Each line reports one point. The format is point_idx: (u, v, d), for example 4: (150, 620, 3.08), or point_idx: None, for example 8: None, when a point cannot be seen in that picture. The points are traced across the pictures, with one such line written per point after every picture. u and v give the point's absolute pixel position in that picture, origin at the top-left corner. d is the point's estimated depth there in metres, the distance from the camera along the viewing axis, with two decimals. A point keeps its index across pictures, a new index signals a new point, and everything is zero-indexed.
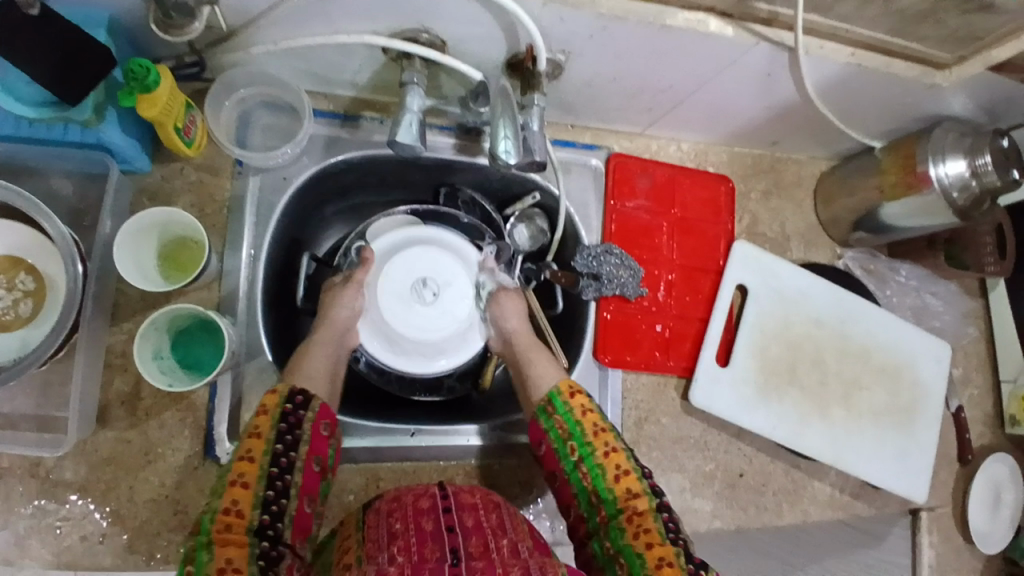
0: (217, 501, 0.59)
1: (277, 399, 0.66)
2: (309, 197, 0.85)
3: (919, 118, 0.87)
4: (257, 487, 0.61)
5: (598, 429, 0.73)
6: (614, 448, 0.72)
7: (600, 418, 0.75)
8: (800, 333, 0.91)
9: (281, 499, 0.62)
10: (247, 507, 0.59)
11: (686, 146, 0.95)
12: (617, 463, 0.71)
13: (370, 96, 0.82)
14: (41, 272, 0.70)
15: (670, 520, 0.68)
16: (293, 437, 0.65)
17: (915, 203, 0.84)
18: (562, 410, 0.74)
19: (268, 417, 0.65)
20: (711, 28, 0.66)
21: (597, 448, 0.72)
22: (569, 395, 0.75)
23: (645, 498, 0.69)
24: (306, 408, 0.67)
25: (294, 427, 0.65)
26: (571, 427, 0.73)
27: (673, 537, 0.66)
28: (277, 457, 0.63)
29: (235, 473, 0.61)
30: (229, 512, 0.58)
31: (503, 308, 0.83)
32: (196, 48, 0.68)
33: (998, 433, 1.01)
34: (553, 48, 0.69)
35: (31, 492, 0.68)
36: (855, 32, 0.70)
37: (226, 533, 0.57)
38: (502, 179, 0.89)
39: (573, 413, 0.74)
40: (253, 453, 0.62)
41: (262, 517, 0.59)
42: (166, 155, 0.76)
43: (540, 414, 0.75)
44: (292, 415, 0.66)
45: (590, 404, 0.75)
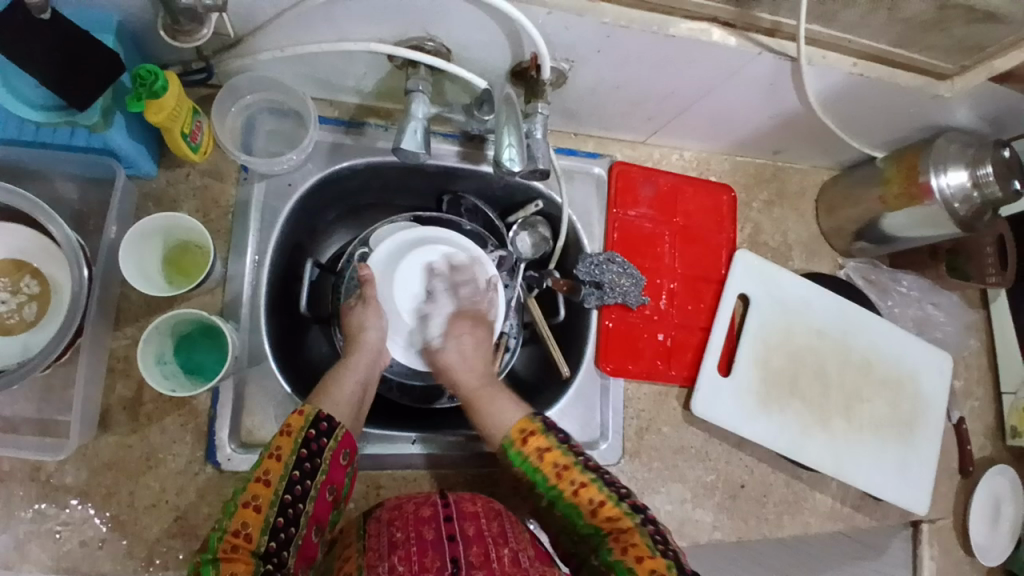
0: (227, 521, 0.59)
1: (303, 421, 0.64)
2: (313, 203, 0.85)
3: (921, 129, 0.87)
4: (268, 512, 0.60)
5: (560, 470, 0.66)
6: (582, 483, 0.65)
7: (561, 451, 0.66)
8: (802, 344, 0.91)
9: (291, 526, 0.61)
10: (256, 531, 0.59)
11: (688, 154, 0.96)
12: (590, 497, 0.65)
13: (374, 104, 0.83)
14: (45, 276, 0.70)
15: (657, 531, 0.63)
16: (311, 465, 0.63)
17: (917, 213, 0.84)
18: (517, 461, 0.67)
19: (290, 440, 0.63)
20: (715, 37, 0.66)
21: (564, 489, 0.65)
22: (522, 441, 0.67)
23: (628, 517, 0.64)
24: (330, 436, 0.65)
25: (315, 454, 0.64)
26: (531, 475, 0.66)
27: (665, 550, 0.61)
28: (293, 484, 0.62)
29: (250, 495, 0.60)
30: (238, 534, 0.58)
31: (447, 359, 0.76)
32: (204, 54, 0.69)
33: (999, 446, 1.01)
34: (558, 55, 0.70)
35: (31, 496, 0.68)
36: (857, 42, 0.71)
37: (232, 554, 0.57)
38: (505, 188, 0.90)
39: (530, 462, 0.66)
40: (270, 476, 0.61)
41: (269, 543, 0.59)
42: (171, 161, 0.76)
43: (504, 464, 0.69)
44: (315, 442, 0.64)
45: (546, 441, 0.67)
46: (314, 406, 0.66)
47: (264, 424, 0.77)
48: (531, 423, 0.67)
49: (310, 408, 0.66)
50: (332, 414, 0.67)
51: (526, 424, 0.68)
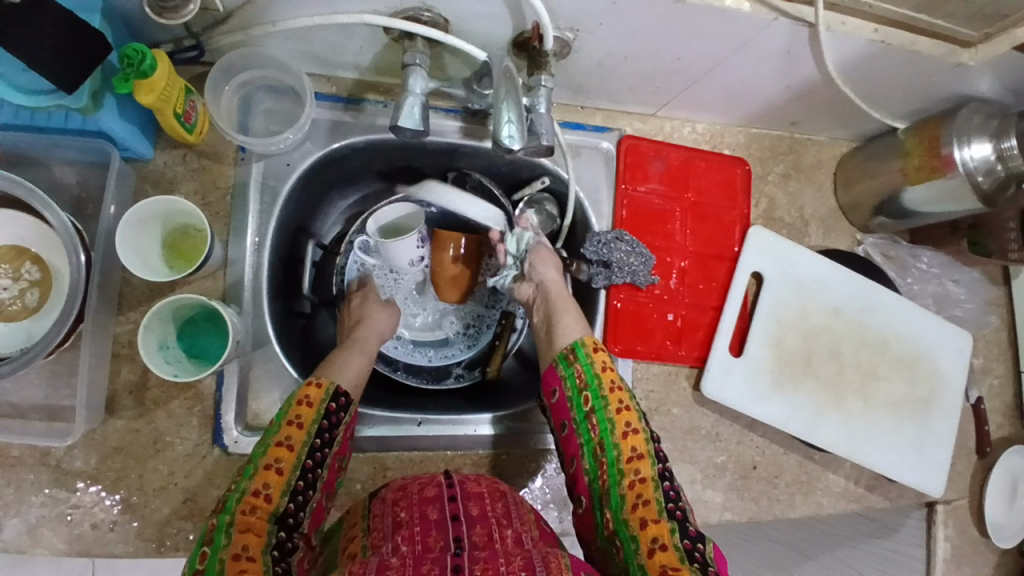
0: (247, 481, 0.59)
1: (322, 394, 0.65)
2: (314, 183, 0.83)
3: (943, 98, 0.83)
4: (290, 476, 0.61)
5: (614, 386, 0.71)
6: (626, 408, 0.70)
7: (616, 376, 0.72)
8: (817, 323, 0.89)
9: (309, 491, 0.62)
10: (275, 493, 0.59)
11: (701, 126, 0.92)
12: (629, 421, 0.69)
13: (373, 78, 0.80)
14: (46, 263, 0.69)
15: (670, 488, 0.66)
16: (330, 436, 0.65)
17: (938, 187, 0.80)
18: (583, 361, 0.72)
19: (311, 410, 0.64)
20: (726, 2, 0.63)
21: (611, 404, 0.70)
22: (593, 347, 0.73)
23: (649, 463, 0.67)
24: (347, 411, 0.67)
25: (334, 427, 0.65)
26: (589, 379, 0.71)
27: (671, 509, 0.64)
28: (314, 450, 0.63)
29: (271, 458, 0.61)
30: (258, 495, 0.58)
31: (543, 256, 0.80)
32: (194, 31, 0.67)
33: (1020, 425, 0.99)
34: (561, 25, 0.67)
35: (42, 481, 0.69)
36: (878, 7, 0.67)
37: (252, 515, 0.57)
38: (510, 163, 0.87)
39: (594, 366, 0.72)
40: (292, 441, 0.62)
41: (287, 505, 0.60)
42: (169, 142, 0.75)
43: (561, 360, 0.73)
44: (334, 414, 0.65)
45: (608, 360, 0.73)
46: (332, 380, 0.67)
47: (270, 407, 0.77)
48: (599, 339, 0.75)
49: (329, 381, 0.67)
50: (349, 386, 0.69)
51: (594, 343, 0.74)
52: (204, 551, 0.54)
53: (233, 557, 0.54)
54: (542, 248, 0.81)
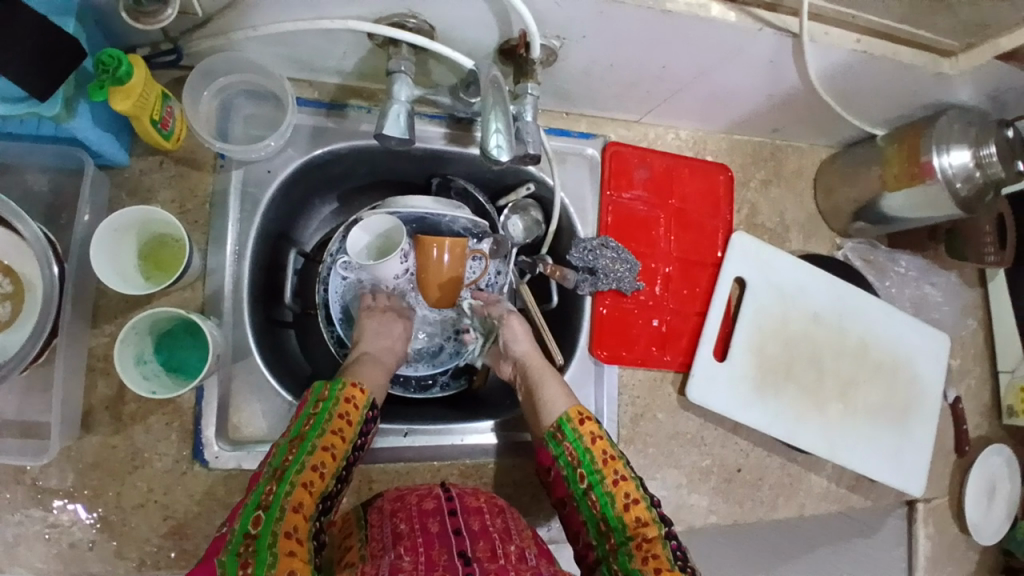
0: (307, 456, 0.62)
1: (368, 396, 0.68)
2: (296, 190, 0.81)
3: (922, 106, 0.84)
4: (339, 462, 0.64)
5: (607, 457, 0.70)
6: (623, 477, 0.69)
7: (608, 445, 0.71)
8: (800, 327, 0.90)
9: (344, 480, 0.65)
10: (327, 474, 0.63)
11: (684, 133, 0.93)
12: (627, 491, 0.68)
13: (356, 84, 0.79)
14: (17, 274, 0.67)
15: (678, 547, 0.65)
16: (368, 435, 0.68)
17: (916, 194, 0.82)
18: (571, 438, 0.71)
19: (360, 407, 0.68)
20: (714, 13, 0.63)
21: (607, 475, 0.69)
22: (579, 421, 0.71)
23: (654, 526, 0.66)
24: (381, 417, 0.70)
25: (371, 429, 0.69)
26: (581, 455, 0.70)
27: (682, 565, 0.64)
28: (357, 446, 0.67)
29: (326, 442, 0.64)
30: (315, 469, 0.62)
31: (513, 328, 0.80)
32: (172, 35, 0.65)
33: (994, 424, 1.01)
34: (548, 33, 0.66)
35: (17, 500, 0.66)
36: (862, 18, 0.67)
37: (308, 488, 0.61)
38: (496, 171, 0.86)
39: (583, 441, 0.70)
40: (344, 433, 0.65)
41: (332, 488, 0.63)
42: (146, 148, 0.72)
43: (549, 440, 0.72)
44: (374, 417, 0.69)
45: (598, 431, 0.71)
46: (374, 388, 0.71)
47: (252, 419, 0.75)
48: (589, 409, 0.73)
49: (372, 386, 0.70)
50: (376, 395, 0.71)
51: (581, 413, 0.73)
52: (258, 516, 0.57)
53: (284, 534, 0.57)
54: (511, 318, 0.80)
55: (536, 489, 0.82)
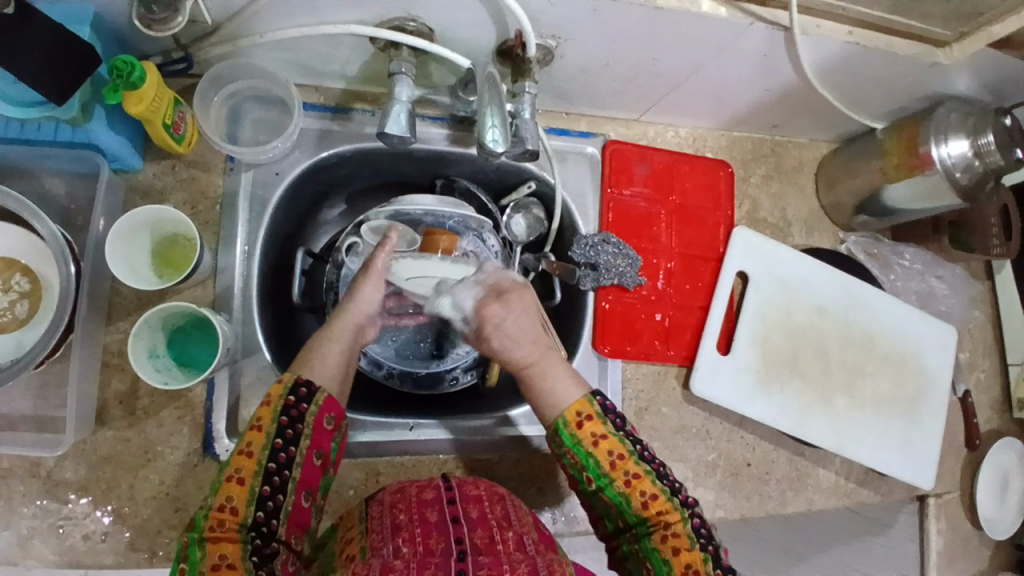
0: (211, 497, 0.57)
1: (282, 389, 0.61)
2: (302, 192, 0.84)
3: (919, 99, 0.85)
4: (253, 482, 0.58)
5: (615, 459, 0.64)
6: (636, 475, 0.64)
7: (615, 442, 0.64)
8: (803, 320, 0.90)
9: (280, 494, 0.58)
10: (242, 503, 0.57)
11: (684, 130, 0.94)
12: (642, 489, 0.63)
13: (360, 88, 0.82)
14: (36, 273, 0.70)
15: (702, 525, 0.64)
16: (294, 431, 0.60)
17: (918, 184, 0.82)
18: (571, 443, 0.65)
19: (270, 409, 0.60)
20: (704, 8, 0.64)
21: (617, 479, 0.64)
22: (578, 424, 0.65)
23: (676, 512, 0.63)
24: (311, 402, 0.61)
25: (297, 421, 0.60)
26: (585, 461, 0.64)
27: (704, 543, 0.63)
28: (276, 452, 0.59)
29: (233, 468, 0.58)
30: (223, 508, 0.56)
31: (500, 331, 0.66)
32: (182, 43, 0.68)
33: (1005, 418, 1.00)
34: (543, 32, 0.68)
35: (34, 492, 0.69)
36: (852, 9, 0.68)
37: (220, 528, 0.55)
38: (497, 169, 0.88)
39: (585, 446, 0.64)
40: (253, 447, 0.59)
41: (257, 513, 0.57)
42: (158, 153, 0.75)
43: (552, 440, 0.66)
44: (295, 409, 0.60)
45: (601, 430, 0.64)
46: (291, 372, 0.63)
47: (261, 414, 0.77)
48: (589, 404, 0.65)
49: (290, 376, 0.62)
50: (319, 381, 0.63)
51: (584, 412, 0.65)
52: (183, 568, 0.55)
53: (211, 569, 0.54)
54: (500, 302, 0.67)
55: (541, 483, 0.83)
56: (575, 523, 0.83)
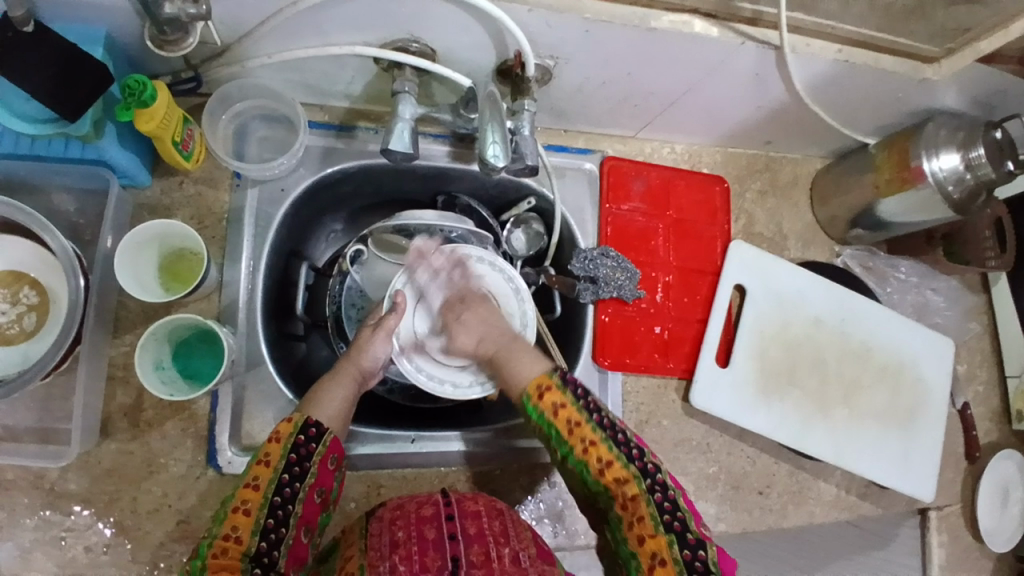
0: (217, 527, 0.57)
1: (292, 427, 0.62)
2: (307, 208, 0.86)
3: (909, 114, 0.87)
4: (259, 514, 0.58)
5: (573, 427, 0.64)
6: (593, 442, 0.63)
7: (575, 410, 0.64)
8: (800, 332, 0.91)
9: (281, 528, 0.59)
10: (246, 534, 0.57)
11: (679, 147, 0.96)
12: (599, 455, 0.63)
13: (363, 107, 0.84)
14: (43, 287, 0.71)
15: (665, 499, 0.62)
16: (301, 469, 0.61)
17: (910, 198, 0.83)
18: (533, 414, 0.65)
19: (279, 445, 0.61)
20: (697, 29, 0.66)
21: (575, 446, 0.64)
22: (539, 397, 0.65)
23: (635, 483, 0.62)
24: (319, 442, 0.63)
25: (304, 458, 0.62)
26: (546, 428, 0.65)
27: (668, 521, 0.61)
28: (282, 486, 0.60)
29: (239, 500, 0.58)
30: (228, 537, 0.56)
31: (467, 319, 0.75)
32: (192, 63, 0.70)
33: (1006, 430, 1.00)
34: (542, 53, 0.70)
35: (37, 504, 0.69)
36: (841, 28, 0.71)
37: (222, 559, 0.55)
38: (497, 184, 0.90)
39: (545, 417, 0.65)
40: (259, 481, 0.59)
41: (260, 543, 0.57)
42: (166, 169, 0.77)
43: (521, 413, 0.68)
44: (304, 447, 0.62)
45: (560, 399, 0.65)
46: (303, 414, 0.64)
47: (264, 428, 0.77)
48: (548, 378, 0.66)
49: (299, 415, 0.64)
50: (324, 420, 0.65)
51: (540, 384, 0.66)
52: None
53: None
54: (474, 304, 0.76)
55: (542, 495, 0.83)
56: (576, 536, 0.83)
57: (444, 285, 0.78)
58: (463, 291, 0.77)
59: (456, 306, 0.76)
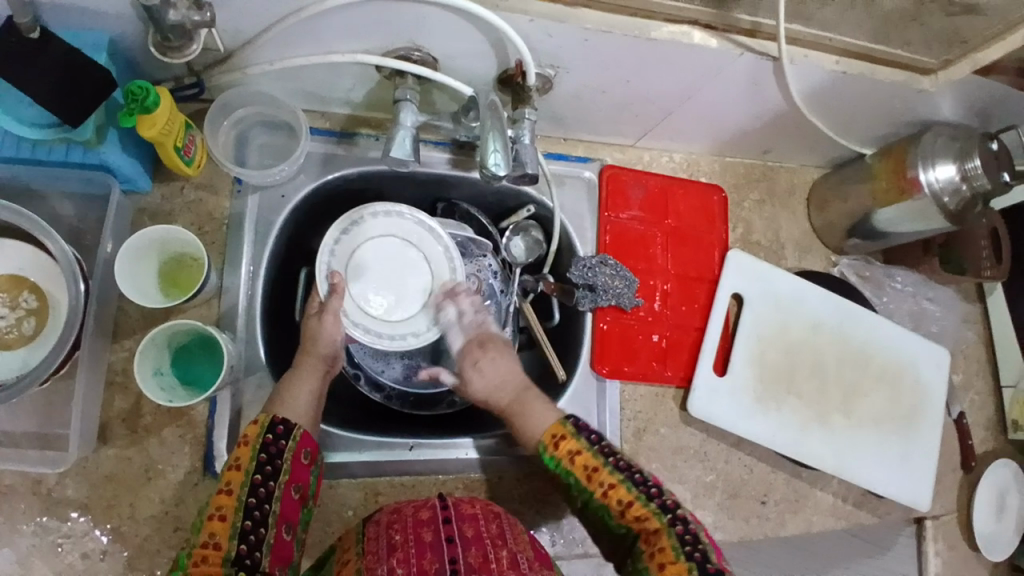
0: (195, 536, 0.57)
1: (259, 429, 0.63)
2: (307, 214, 0.86)
3: (905, 125, 0.88)
4: (235, 518, 0.58)
5: (591, 471, 0.65)
6: (611, 484, 0.64)
7: (590, 454, 0.66)
8: (798, 341, 0.91)
9: (260, 528, 0.59)
10: (224, 538, 0.57)
11: (678, 156, 0.97)
12: (618, 496, 0.64)
13: (364, 114, 0.84)
14: (43, 291, 0.71)
15: (686, 531, 0.62)
16: (274, 467, 0.61)
17: (906, 208, 0.84)
18: (552, 465, 0.67)
19: (249, 448, 0.61)
20: (696, 39, 0.67)
21: (595, 490, 0.65)
22: (555, 446, 0.67)
23: (656, 518, 0.63)
24: (289, 438, 0.64)
25: (276, 456, 0.62)
26: (566, 477, 0.67)
27: (690, 552, 0.61)
28: (256, 487, 0.60)
29: (213, 507, 0.58)
30: (207, 544, 0.56)
31: (488, 362, 0.76)
32: (194, 70, 0.71)
33: (1001, 439, 1.01)
34: (542, 62, 0.71)
35: (35, 510, 0.69)
36: (839, 40, 0.71)
37: (203, 565, 0.55)
38: (496, 192, 0.90)
39: (563, 466, 0.66)
40: (232, 486, 0.59)
41: (240, 546, 0.57)
42: (167, 175, 0.77)
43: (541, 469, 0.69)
44: (273, 446, 0.62)
45: (575, 445, 0.66)
46: (269, 413, 0.65)
47: None
48: (563, 426, 0.67)
49: (265, 416, 0.64)
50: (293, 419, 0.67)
51: (555, 432, 0.68)
52: None
53: None
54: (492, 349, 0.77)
55: (540, 503, 0.83)
56: (574, 545, 0.83)
57: (463, 330, 0.80)
58: (482, 334, 0.79)
59: (473, 352, 0.78)
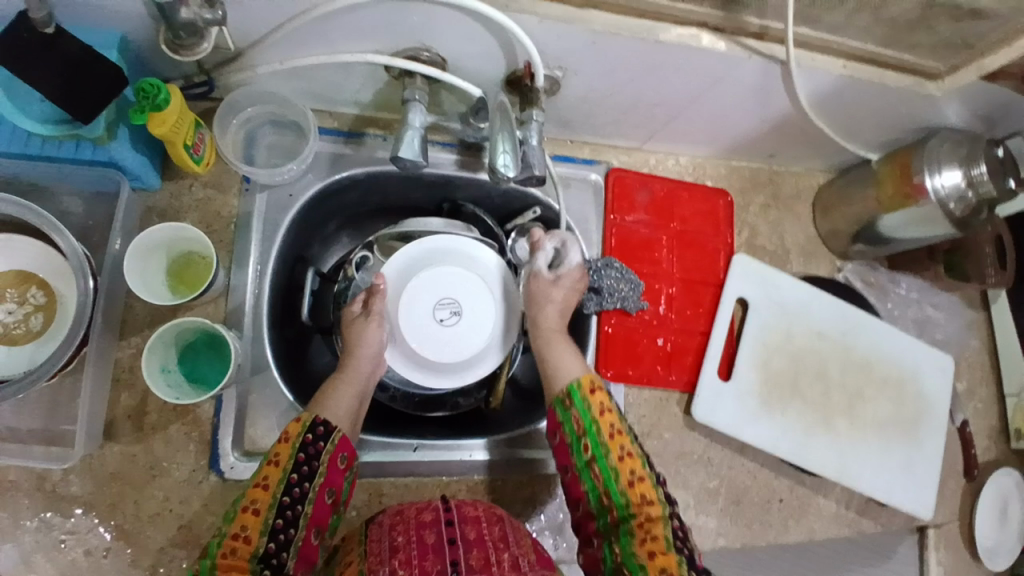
0: (226, 525, 0.57)
1: (300, 427, 0.62)
2: (313, 214, 0.86)
3: (911, 131, 0.88)
4: (267, 514, 0.58)
5: (614, 432, 0.66)
6: (629, 453, 0.65)
7: (617, 419, 0.67)
8: (802, 345, 0.91)
9: (291, 528, 0.59)
10: (255, 533, 0.57)
11: (684, 159, 0.97)
12: (633, 467, 0.64)
13: (373, 114, 0.85)
14: (52, 288, 0.71)
15: (680, 528, 0.63)
16: (310, 468, 0.61)
17: (912, 213, 0.84)
18: (579, 406, 0.68)
19: (288, 445, 0.61)
20: (703, 42, 0.67)
21: (611, 451, 0.65)
22: (590, 390, 0.68)
23: (659, 506, 0.63)
24: (327, 441, 0.63)
25: (314, 457, 0.62)
26: (587, 424, 0.67)
27: (680, 547, 0.61)
28: (292, 487, 0.60)
29: (248, 499, 0.59)
30: (237, 536, 0.56)
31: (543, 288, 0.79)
32: (205, 69, 0.71)
33: (1004, 447, 1.01)
34: (550, 64, 0.71)
35: (39, 506, 0.69)
36: (846, 45, 0.72)
37: (231, 560, 0.55)
38: (502, 194, 0.91)
39: (591, 412, 0.67)
40: (269, 481, 0.60)
41: (268, 544, 0.57)
42: (175, 173, 0.78)
43: (558, 406, 0.69)
44: (312, 446, 0.62)
45: (608, 402, 0.68)
46: (310, 413, 0.64)
47: (267, 433, 0.77)
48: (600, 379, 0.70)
49: (309, 416, 0.64)
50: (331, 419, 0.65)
51: (591, 382, 0.69)
52: None
53: None
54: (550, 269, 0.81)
55: (544, 506, 0.83)
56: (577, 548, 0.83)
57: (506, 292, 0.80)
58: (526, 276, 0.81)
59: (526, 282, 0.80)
